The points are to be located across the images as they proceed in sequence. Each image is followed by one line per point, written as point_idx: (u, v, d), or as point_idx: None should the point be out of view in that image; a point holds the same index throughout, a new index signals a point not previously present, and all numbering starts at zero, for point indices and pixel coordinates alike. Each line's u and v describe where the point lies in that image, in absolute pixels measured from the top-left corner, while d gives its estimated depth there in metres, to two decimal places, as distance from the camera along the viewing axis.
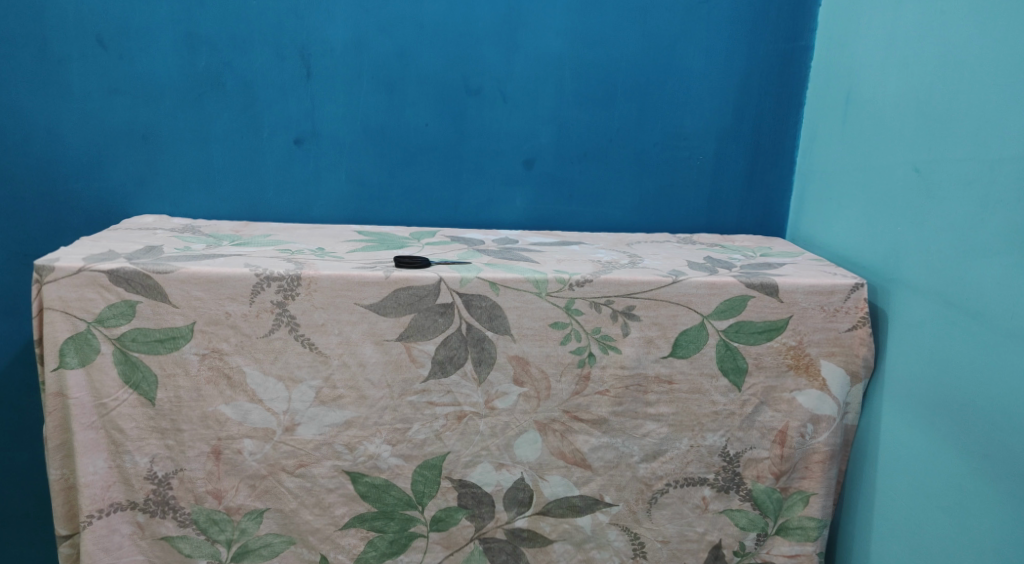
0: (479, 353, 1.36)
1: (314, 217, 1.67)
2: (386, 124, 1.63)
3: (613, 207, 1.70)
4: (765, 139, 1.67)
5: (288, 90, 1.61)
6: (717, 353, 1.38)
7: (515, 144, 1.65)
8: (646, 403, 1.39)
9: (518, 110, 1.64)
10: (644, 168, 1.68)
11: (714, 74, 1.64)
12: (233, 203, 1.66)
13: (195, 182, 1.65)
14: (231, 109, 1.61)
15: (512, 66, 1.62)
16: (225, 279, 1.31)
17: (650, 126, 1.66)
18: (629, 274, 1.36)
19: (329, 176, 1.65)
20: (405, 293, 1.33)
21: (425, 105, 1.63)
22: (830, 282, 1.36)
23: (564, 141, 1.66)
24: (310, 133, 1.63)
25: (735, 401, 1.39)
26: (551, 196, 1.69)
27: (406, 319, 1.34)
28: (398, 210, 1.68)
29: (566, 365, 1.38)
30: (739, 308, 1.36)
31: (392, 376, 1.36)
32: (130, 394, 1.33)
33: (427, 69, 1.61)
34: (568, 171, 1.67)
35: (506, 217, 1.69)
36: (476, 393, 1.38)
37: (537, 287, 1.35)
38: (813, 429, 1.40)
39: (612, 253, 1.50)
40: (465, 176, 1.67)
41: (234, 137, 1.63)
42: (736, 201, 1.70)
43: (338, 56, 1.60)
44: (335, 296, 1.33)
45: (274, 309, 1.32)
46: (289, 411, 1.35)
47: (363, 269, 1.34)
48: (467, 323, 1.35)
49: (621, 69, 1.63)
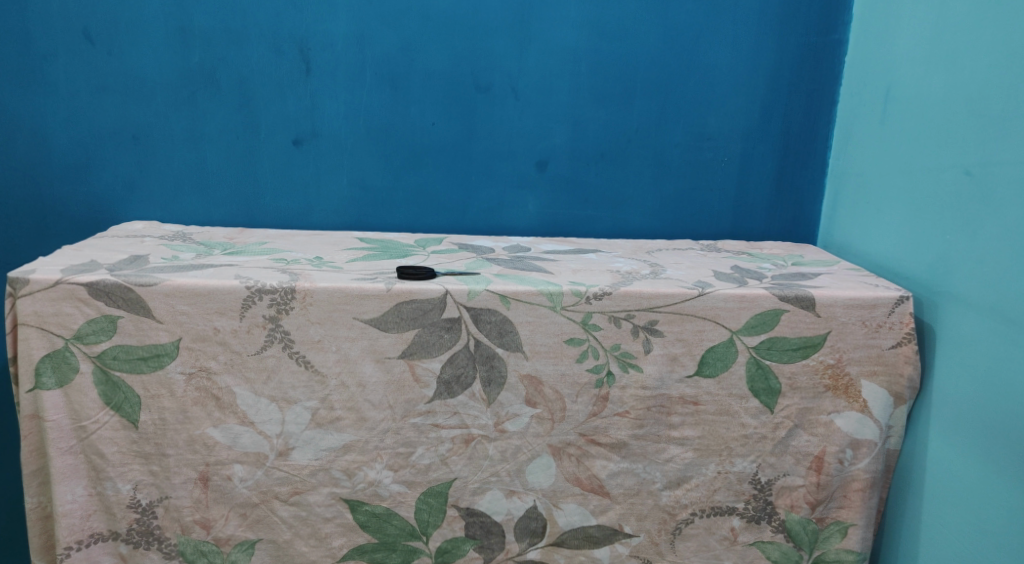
0: (488, 371, 1.25)
1: (314, 222, 1.57)
2: (390, 124, 1.53)
3: (634, 212, 1.58)
4: (795, 138, 1.56)
5: (286, 87, 1.51)
6: (747, 372, 1.26)
7: (529, 145, 1.54)
8: (669, 425, 1.28)
9: (532, 109, 1.53)
10: (667, 170, 1.57)
11: (742, 69, 1.52)
12: (227, 208, 1.56)
13: (187, 186, 1.55)
14: (226, 109, 1.52)
15: (525, 62, 1.51)
16: (213, 292, 1.20)
17: (673, 126, 1.55)
18: (652, 287, 1.25)
19: (330, 179, 1.55)
20: (408, 307, 1.23)
21: (432, 103, 1.52)
22: (873, 295, 1.25)
23: (580, 141, 1.55)
24: (310, 133, 1.53)
25: (767, 424, 1.28)
26: (567, 200, 1.57)
27: (409, 335, 1.24)
28: (403, 215, 1.57)
29: (583, 385, 1.27)
30: (772, 323, 1.25)
31: (395, 397, 1.25)
32: (111, 416, 1.23)
33: (434, 65, 1.50)
34: (585, 174, 1.56)
35: (519, 223, 1.58)
36: (485, 415, 1.27)
37: (551, 300, 1.24)
38: (852, 455, 1.29)
39: (632, 261, 1.39)
40: (474, 180, 1.56)
41: (228, 137, 1.53)
42: (764, 206, 1.59)
43: (339, 51, 1.49)
44: (332, 310, 1.22)
45: (266, 325, 1.22)
46: (283, 435, 1.25)
47: (363, 281, 1.24)
48: (475, 339, 1.24)
49: (642, 65, 1.52)
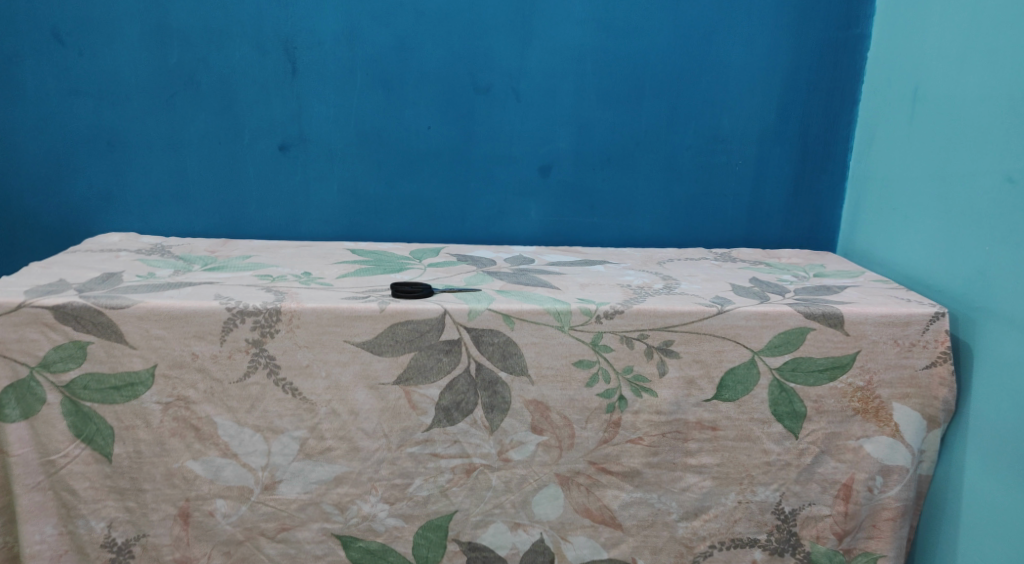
0: (491, 397, 1.16)
1: (303, 233, 1.47)
2: (382, 127, 1.43)
3: (642, 219, 1.49)
4: (814, 140, 1.46)
5: (271, 89, 1.41)
6: (770, 395, 1.17)
7: (531, 149, 1.45)
8: (686, 452, 1.19)
9: (534, 110, 1.43)
10: (678, 175, 1.47)
11: (757, 67, 1.43)
12: (210, 218, 1.46)
13: (167, 195, 1.45)
14: (206, 112, 1.42)
15: (526, 60, 1.41)
16: (191, 315, 1.11)
17: (685, 128, 1.45)
18: (667, 304, 1.16)
19: (319, 186, 1.45)
20: (404, 328, 1.13)
21: (427, 105, 1.42)
22: (906, 311, 1.16)
23: (585, 145, 1.45)
24: (296, 137, 1.43)
25: (791, 451, 1.19)
26: (571, 208, 1.48)
27: (404, 359, 1.14)
28: (397, 225, 1.47)
29: (593, 411, 1.17)
30: (796, 342, 1.16)
31: (390, 425, 1.16)
32: (82, 450, 1.13)
33: (429, 64, 1.41)
34: (591, 179, 1.46)
35: (521, 232, 1.48)
36: (487, 443, 1.18)
37: (558, 320, 1.14)
38: (883, 482, 1.21)
39: (643, 274, 1.30)
40: (472, 187, 1.46)
41: (209, 143, 1.43)
42: (781, 212, 1.49)
43: (327, 49, 1.39)
44: (321, 333, 1.13)
45: (249, 349, 1.12)
46: (268, 467, 1.16)
47: (355, 301, 1.14)
48: (476, 362, 1.15)
49: (651, 62, 1.42)
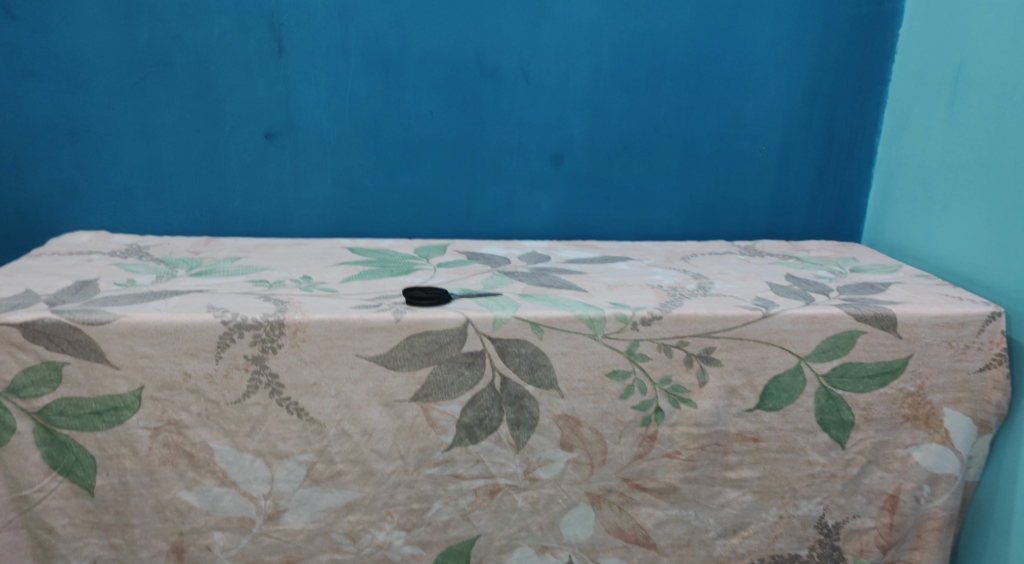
0: (517, 413, 1.06)
1: (293, 230, 1.35)
2: (380, 113, 1.30)
3: (660, 211, 1.39)
4: (841, 124, 1.38)
5: (254, 71, 1.27)
6: (816, 403, 1.09)
7: (542, 136, 1.34)
8: (725, 466, 1.10)
9: (545, 94, 1.32)
10: (698, 164, 1.37)
11: (782, 46, 1.33)
12: (188, 214, 1.33)
13: (139, 189, 1.31)
14: (182, 97, 1.28)
15: (537, 40, 1.29)
16: (182, 330, 0.98)
17: (705, 112, 1.35)
18: (708, 308, 1.06)
19: (310, 178, 1.33)
20: (422, 340, 1.02)
21: (429, 89, 1.30)
22: (961, 311, 1.08)
23: (600, 131, 1.34)
24: (284, 125, 1.30)
25: (837, 462, 1.11)
26: (584, 199, 1.37)
27: (423, 374, 1.03)
28: (397, 220, 1.35)
29: (627, 424, 1.08)
30: (846, 347, 1.07)
31: (407, 445, 1.05)
32: (60, 483, 1.00)
33: (432, 43, 1.28)
34: (606, 169, 1.36)
35: (531, 226, 1.37)
36: (513, 462, 1.07)
37: (591, 328, 1.04)
38: (930, 491, 1.13)
39: (671, 271, 1.20)
40: (478, 178, 1.35)
41: (186, 131, 1.29)
42: (805, 201, 1.41)
43: (317, 27, 1.26)
44: (330, 347, 1.01)
45: (249, 367, 1.00)
46: (272, 495, 1.04)
47: (366, 310, 1.03)
48: (502, 376, 1.05)
49: (671, 42, 1.31)
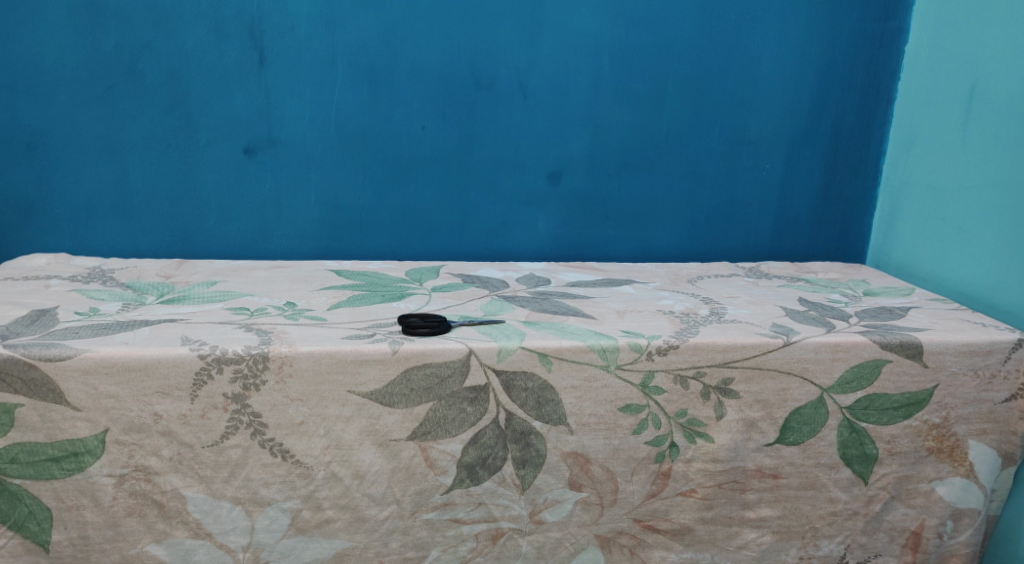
0: (523, 451, 0.98)
1: (273, 250, 1.26)
2: (368, 127, 1.23)
3: (661, 231, 1.32)
4: (847, 142, 1.32)
5: (232, 82, 1.20)
6: (839, 437, 1.02)
7: (538, 152, 1.26)
8: (743, 505, 1.03)
9: (542, 108, 1.25)
10: (701, 182, 1.31)
11: (788, 60, 1.28)
12: (158, 235, 1.24)
13: (105, 208, 1.22)
14: (153, 109, 1.20)
15: (534, 51, 1.22)
16: (153, 366, 0.88)
17: (709, 128, 1.29)
18: (727, 336, 0.99)
19: (292, 197, 1.25)
20: (421, 374, 0.94)
21: (419, 102, 1.22)
22: (988, 338, 1.02)
23: (599, 148, 1.27)
24: (265, 139, 1.22)
25: (859, 498, 1.05)
26: (582, 219, 1.30)
27: (422, 410, 0.95)
28: (385, 240, 1.27)
29: (640, 461, 1.00)
30: (870, 378, 1.01)
31: (402, 488, 0.96)
32: (11, 539, 0.90)
33: (422, 54, 1.21)
34: (605, 187, 1.29)
35: (526, 247, 1.30)
36: (518, 504, 0.99)
37: (604, 358, 0.97)
38: (953, 527, 1.07)
39: (680, 296, 1.14)
40: (470, 196, 1.27)
41: (156, 145, 1.21)
42: (809, 221, 1.35)
43: (301, 36, 1.19)
44: (318, 383, 0.92)
45: (228, 407, 0.90)
46: (251, 547, 0.94)
47: (359, 341, 0.94)
48: (507, 411, 0.96)
49: (674, 54, 1.25)
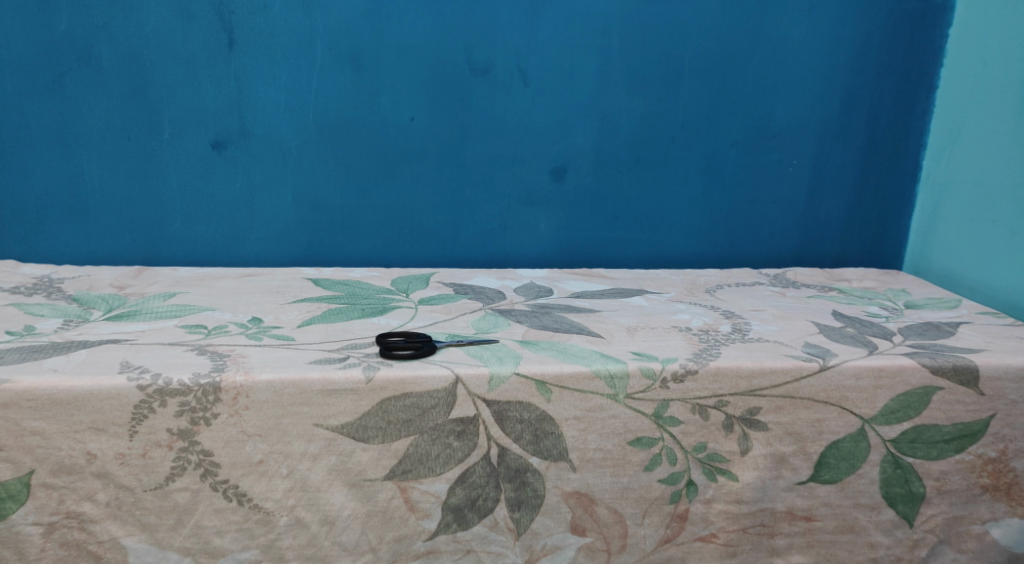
0: (517, 492, 0.85)
1: (245, 257, 1.13)
2: (351, 118, 1.09)
3: (676, 233, 1.19)
4: (883, 135, 1.19)
5: (198, 68, 1.06)
6: (882, 474, 0.88)
7: (541, 146, 1.12)
8: (771, 552, 0.89)
9: (547, 96, 1.11)
10: (721, 178, 1.17)
11: (820, 43, 1.14)
12: (118, 238, 1.11)
13: (57, 209, 1.10)
14: (110, 98, 1.06)
15: (537, 33, 1.08)
16: (84, 399, 0.77)
17: (730, 118, 1.15)
18: (753, 359, 0.86)
19: (266, 196, 1.11)
20: (400, 404, 0.81)
21: (408, 90, 1.08)
22: None
23: (609, 142, 1.14)
24: (235, 132, 1.08)
25: (903, 542, 0.91)
26: (589, 220, 1.16)
27: (401, 446, 0.82)
28: (369, 245, 1.14)
29: (652, 502, 0.87)
30: (918, 407, 0.88)
31: (378, 535, 0.83)
32: None
33: (412, 36, 1.07)
34: (615, 184, 1.15)
35: (526, 251, 1.16)
36: (511, 552, 0.86)
37: (611, 386, 0.84)
38: None
39: (696, 307, 1.01)
40: (465, 195, 1.13)
41: (114, 138, 1.08)
42: (840, 222, 1.22)
43: (274, 16, 1.05)
44: (279, 416, 0.80)
45: (173, 444, 0.79)
46: None
47: (327, 366, 0.82)
48: (499, 446, 0.84)
49: (693, 36, 1.12)
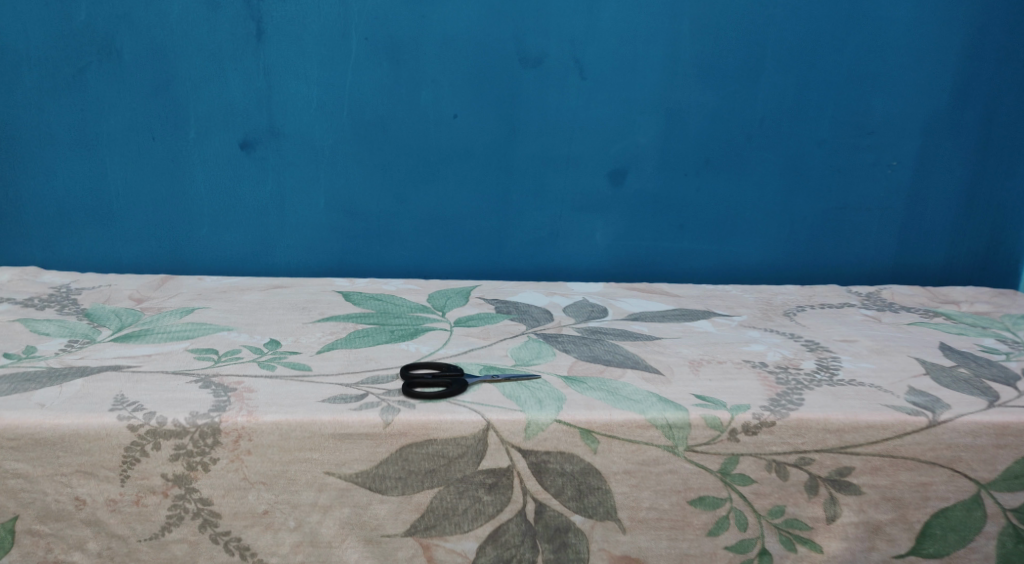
0: (558, 554, 0.73)
1: (276, 266, 1.04)
2: (389, 116, 0.98)
3: (752, 245, 1.05)
4: (1001, 133, 1.02)
5: (225, 61, 0.96)
6: (999, 549, 0.74)
7: (600, 146, 1.00)
8: None
9: (607, 90, 0.98)
10: (805, 183, 1.03)
11: (929, 27, 0.98)
12: (143, 245, 1.03)
13: (81, 213, 1.02)
14: (132, 95, 0.98)
15: (598, 19, 0.96)
16: (70, 440, 0.69)
17: (819, 114, 1.00)
18: (843, 410, 0.72)
19: (298, 201, 1.01)
20: (422, 452, 0.71)
21: (452, 84, 0.97)
22: None
23: (678, 141, 1.00)
24: (265, 131, 0.99)
25: None
26: (653, 228, 1.03)
27: (423, 499, 0.72)
28: (409, 254, 1.03)
29: None
30: None
31: None
32: None
33: (457, 24, 0.95)
34: (683, 189, 1.02)
35: (582, 263, 1.04)
36: None
37: (669, 437, 0.71)
38: None
39: (774, 334, 0.87)
40: (513, 201, 1.02)
41: (138, 137, 0.99)
42: (947, 233, 1.06)
43: (305, 3, 0.95)
44: (285, 463, 0.70)
45: (169, 491, 0.70)
46: None
47: (341, 405, 0.71)
48: (537, 502, 0.72)
49: (778, 20, 0.97)
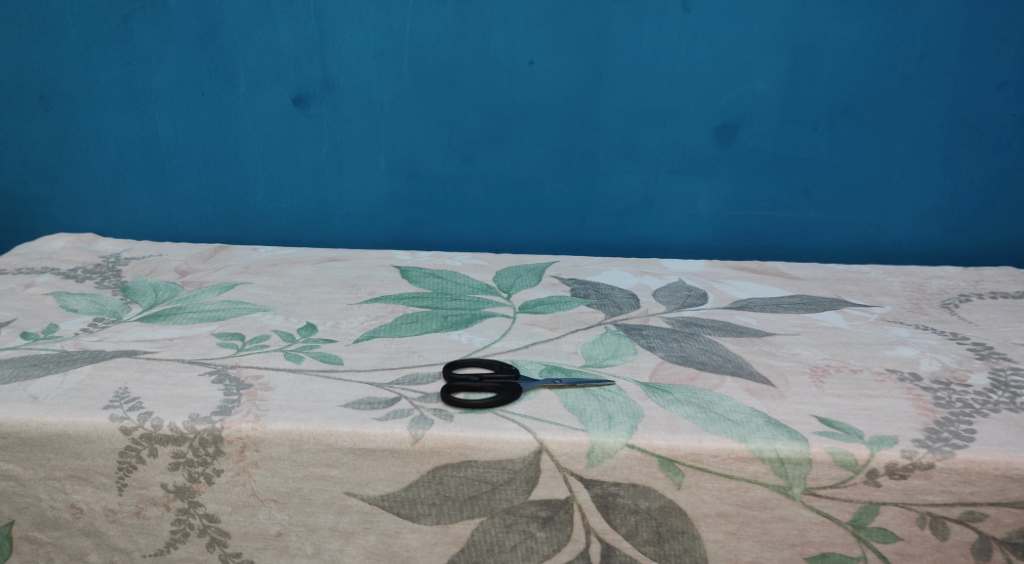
0: None
1: (335, 234, 0.93)
2: (458, 64, 0.84)
3: (898, 215, 0.85)
4: None
5: (274, 4, 0.84)
6: None
7: (710, 96, 0.82)
8: None
9: (719, 26, 0.80)
10: (970, 138, 0.82)
11: None
12: (197, 211, 0.94)
13: (133, 177, 0.93)
14: (179, 46, 0.86)
15: None
16: (61, 441, 0.60)
17: (996, 50, 0.79)
18: None
19: (357, 163, 0.89)
20: (459, 475, 0.58)
21: (531, 24, 0.81)
22: None
23: (809, 88, 0.81)
24: (320, 84, 0.86)
25: None
26: (773, 195, 0.85)
27: (464, 532, 0.59)
28: (481, 223, 0.90)
29: None
30: None
31: None
32: None
33: None
34: (811, 148, 0.83)
35: (683, 235, 0.88)
36: None
37: (780, 475, 0.55)
38: None
39: (930, 333, 0.68)
40: (604, 162, 0.86)
41: (186, 93, 0.88)
42: None
43: None
44: (298, 478, 0.59)
45: (171, 504, 0.61)
46: None
47: (364, 411, 0.59)
48: (603, 545, 0.58)
49: None
